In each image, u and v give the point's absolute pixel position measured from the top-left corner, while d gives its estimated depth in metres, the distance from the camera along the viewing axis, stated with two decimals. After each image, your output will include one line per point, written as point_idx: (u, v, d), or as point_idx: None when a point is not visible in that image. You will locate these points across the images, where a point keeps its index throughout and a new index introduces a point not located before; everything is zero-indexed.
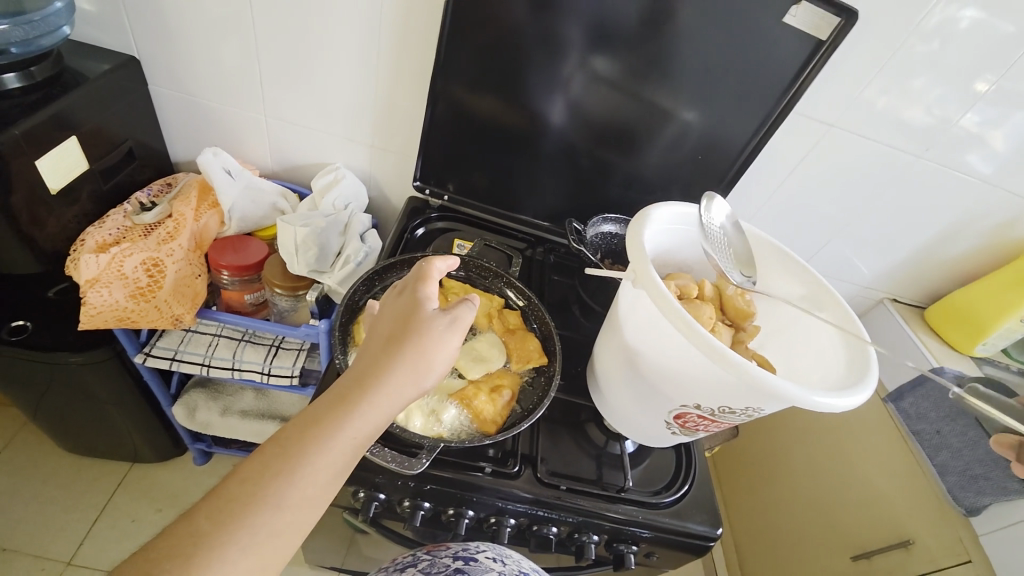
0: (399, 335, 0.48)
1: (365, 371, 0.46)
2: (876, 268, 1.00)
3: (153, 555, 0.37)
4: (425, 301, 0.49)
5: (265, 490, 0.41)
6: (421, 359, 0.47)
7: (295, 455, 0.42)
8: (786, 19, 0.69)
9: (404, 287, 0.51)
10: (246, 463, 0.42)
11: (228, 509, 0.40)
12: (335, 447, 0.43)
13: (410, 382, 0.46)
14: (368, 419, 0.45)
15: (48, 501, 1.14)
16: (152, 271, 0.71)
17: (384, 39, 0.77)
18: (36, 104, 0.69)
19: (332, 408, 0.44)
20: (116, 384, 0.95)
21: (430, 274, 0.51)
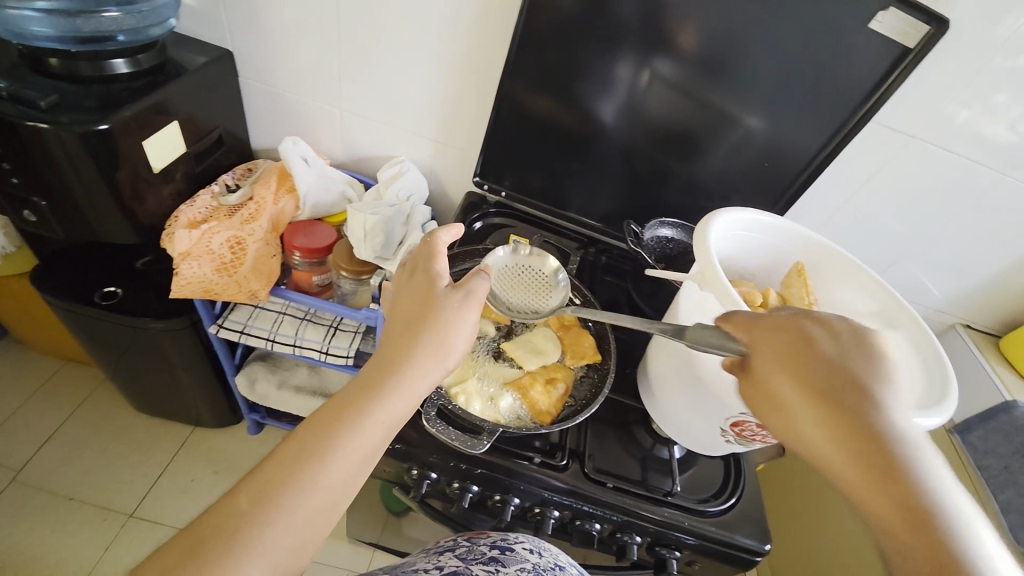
0: (418, 315, 0.49)
1: (389, 353, 0.48)
2: (949, 291, 0.93)
3: (228, 507, 0.40)
4: (437, 279, 0.51)
5: (300, 472, 0.41)
6: (442, 337, 0.48)
7: (327, 437, 0.43)
8: (871, 25, 0.67)
9: (416, 267, 0.52)
10: (280, 449, 0.43)
11: (265, 489, 0.41)
12: (366, 428, 0.44)
13: (434, 360, 0.48)
14: (395, 398, 0.46)
15: (117, 456, 1.23)
16: (235, 248, 0.78)
17: (457, 38, 0.80)
18: (142, 90, 0.75)
19: (360, 391, 0.46)
20: (188, 352, 1.03)
21: (438, 248, 0.53)
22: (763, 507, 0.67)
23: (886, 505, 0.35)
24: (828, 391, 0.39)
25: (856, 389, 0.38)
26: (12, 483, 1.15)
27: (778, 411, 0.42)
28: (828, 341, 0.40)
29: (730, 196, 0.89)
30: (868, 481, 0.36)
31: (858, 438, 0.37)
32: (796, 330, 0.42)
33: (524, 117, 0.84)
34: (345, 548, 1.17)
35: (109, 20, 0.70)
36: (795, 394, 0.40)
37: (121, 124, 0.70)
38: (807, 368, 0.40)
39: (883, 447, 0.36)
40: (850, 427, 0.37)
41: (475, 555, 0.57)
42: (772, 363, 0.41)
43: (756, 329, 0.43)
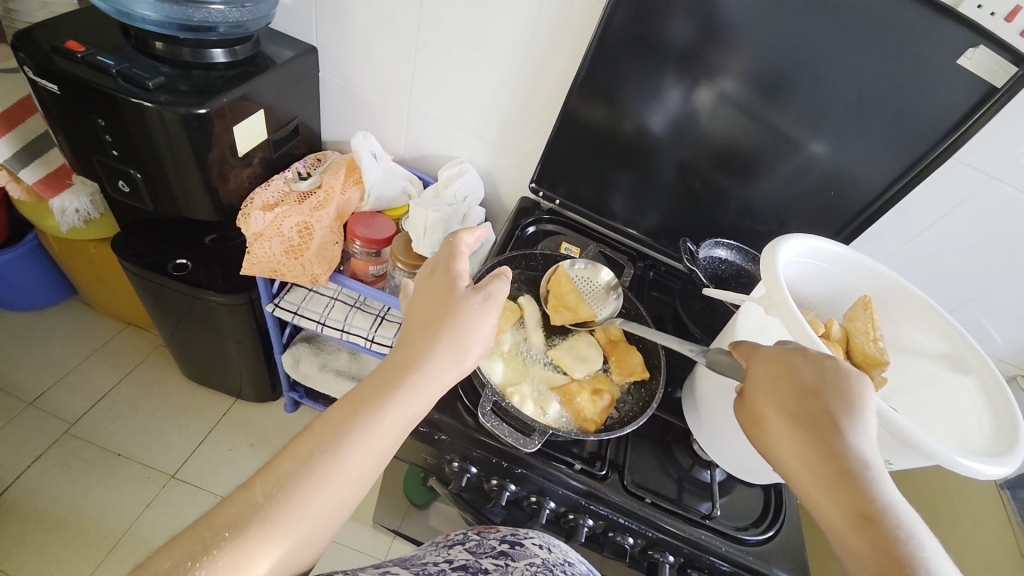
0: (435, 316, 0.51)
1: (407, 353, 0.50)
2: (1014, 341, 0.89)
3: (286, 476, 0.44)
4: (456, 279, 0.53)
5: (315, 466, 0.44)
6: (459, 340, 0.50)
7: (341, 435, 0.45)
8: (959, 62, 0.65)
9: (437, 267, 0.54)
10: (296, 443, 0.46)
11: (280, 483, 0.43)
12: (381, 426, 0.47)
13: (451, 362, 0.50)
14: (410, 398, 0.48)
15: (165, 419, 1.31)
16: (303, 233, 0.83)
17: (531, 49, 0.82)
18: (236, 79, 0.81)
19: (376, 389, 0.48)
20: (243, 326, 1.08)
21: (459, 250, 0.54)
22: (804, 543, 0.65)
23: (848, 521, 0.39)
24: (806, 416, 0.43)
25: (831, 417, 0.43)
26: (70, 433, 1.24)
27: (758, 424, 0.46)
28: (813, 374, 0.45)
29: (787, 223, 0.87)
30: (832, 497, 0.40)
31: (829, 462, 0.41)
32: (790, 362, 0.46)
33: (585, 131, 0.86)
34: (366, 532, 1.20)
35: (216, 12, 0.75)
36: (775, 414, 0.45)
37: (217, 109, 0.75)
38: (785, 393, 0.45)
39: (852, 473, 0.40)
40: (821, 449, 0.42)
41: (485, 549, 0.58)
42: (763, 387, 0.46)
43: (753, 359, 0.48)
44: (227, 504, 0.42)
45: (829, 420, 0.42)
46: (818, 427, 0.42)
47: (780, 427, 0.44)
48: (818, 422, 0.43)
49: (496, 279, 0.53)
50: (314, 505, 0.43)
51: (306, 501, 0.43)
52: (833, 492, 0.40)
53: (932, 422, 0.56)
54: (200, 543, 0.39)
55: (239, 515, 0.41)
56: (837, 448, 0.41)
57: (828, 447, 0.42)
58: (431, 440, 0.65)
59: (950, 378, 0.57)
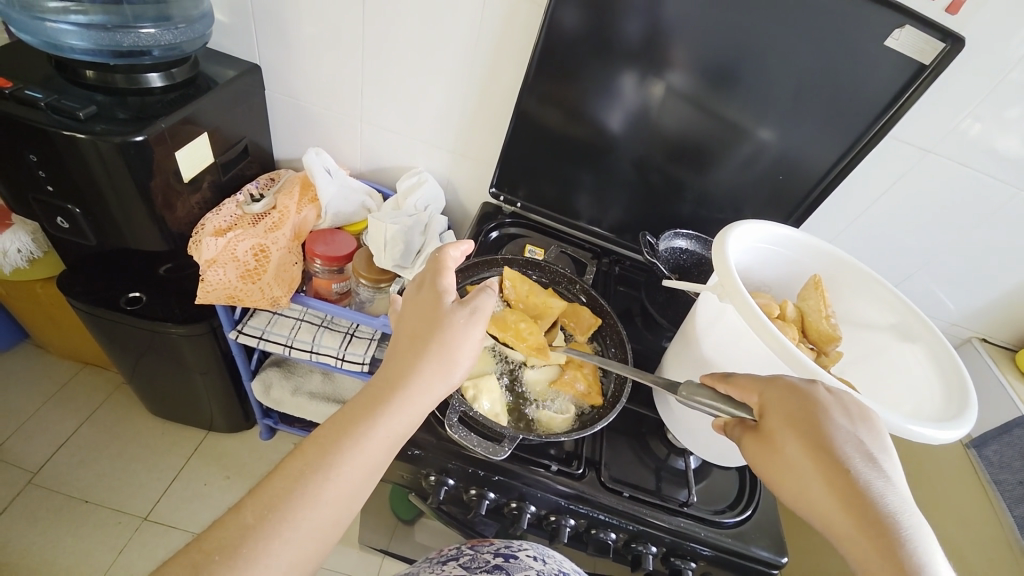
0: (423, 331, 0.51)
1: (394, 369, 0.49)
2: (962, 305, 0.94)
3: (247, 520, 0.41)
4: (443, 294, 0.53)
5: (308, 483, 0.43)
6: (446, 353, 0.50)
7: (332, 453, 0.44)
8: (888, 43, 0.68)
9: (423, 283, 0.54)
10: (286, 463, 0.44)
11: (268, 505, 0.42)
12: (369, 442, 0.46)
13: (439, 376, 0.50)
14: (400, 414, 0.48)
15: (133, 459, 1.25)
16: (259, 255, 0.80)
17: (478, 54, 0.82)
18: (176, 102, 0.78)
19: (365, 406, 0.47)
20: (207, 356, 1.04)
21: (445, 264, 0.54)
22: (779, 520, 0.66)
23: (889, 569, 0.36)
24: (842, 467, 0.42)
25: (851, 455, 0.42)
26: (32, 484, 1.17)
27: (790, 475, 0.44)
28: (832, 413, 0.45)
29: (743, 209, 0.90)
30: (876, 550, 0.37)
31: (868, 523, 0.39)
32: (806, 393, 0.46)
33: (540, 131, 0.86)
34: (356, 556, 1.17)
35: (147, 36, 0.74)
36: (796, 448, 0.44)
37: (156, 135, 0.73)
38: (807, 432, 0.44)
39: (894, 536, 0.37)
40: (859, 498, 0.40)
41: (478, 563, 0.57)
42: (782, 420, 0.45)
43: (763, 391, 0.47)
44: (206, 535, 0.40)
45: (856, 471, 0.41)
46: (848, 478, 0.41)
47: (804, 466, 0.43)
48: (851, 470, 0.41)
49: (482, 293, 0.53)
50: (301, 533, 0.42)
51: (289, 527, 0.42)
52: (874, 540, 0.38)
53: (890, 391, 0.58)
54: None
55: (227, 539, 0.40)
56: (865, 489, 0.40)
57: (864, 502, 0.40)
58: (407, 457, 0.64)
59: (899, 347, 0.59)
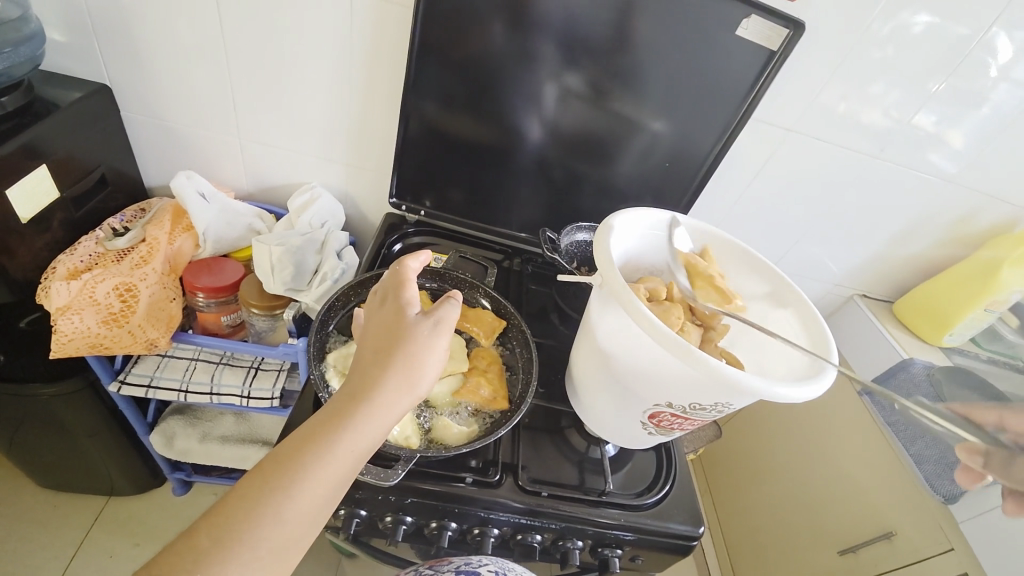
0: (385, 344, 0.47)
1: (356, 383, 0.46)
2: (844, 266, 1.04)
3: None
4: (405, 306, 0.49)
5: (265, 504, 0.41)
6: (410, 366, 0.46)
7: (292, 472, 0.42)
8: (740, 32, 0.73)
9: (387, 295, 0.50)
10: (243, 482, 0.42)
11: (225, 524, 0.40)
12: (332, 461, 0.43)
13: (404, 389, 0.46)
14: (366, 430, 0.44)
15: (16, 542, 1.09)
16: (124, 296, 0.71)
17: (359, 61, 0.79)
18: (5, 133, 0.68)
19: (326, 423, 0.44)
20: (90, 413, 0.93)
21: (407, 277, 0.51)
22: (694, 492, 0.69)
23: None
24: None
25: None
26: None
27: None
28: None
29: (642, 196, 0.93)
30: None
31: None
32: None
33: (434, 136, 0.84)
34: None
35: None
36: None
37: None
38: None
39: None
40: None
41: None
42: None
43: None
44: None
45: None
46: None
47: None
48: None
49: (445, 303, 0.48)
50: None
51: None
52: None
53: (769, 356, 0.60)
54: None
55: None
56: None
57: None
58: None
59: (776, 315, 0.62)
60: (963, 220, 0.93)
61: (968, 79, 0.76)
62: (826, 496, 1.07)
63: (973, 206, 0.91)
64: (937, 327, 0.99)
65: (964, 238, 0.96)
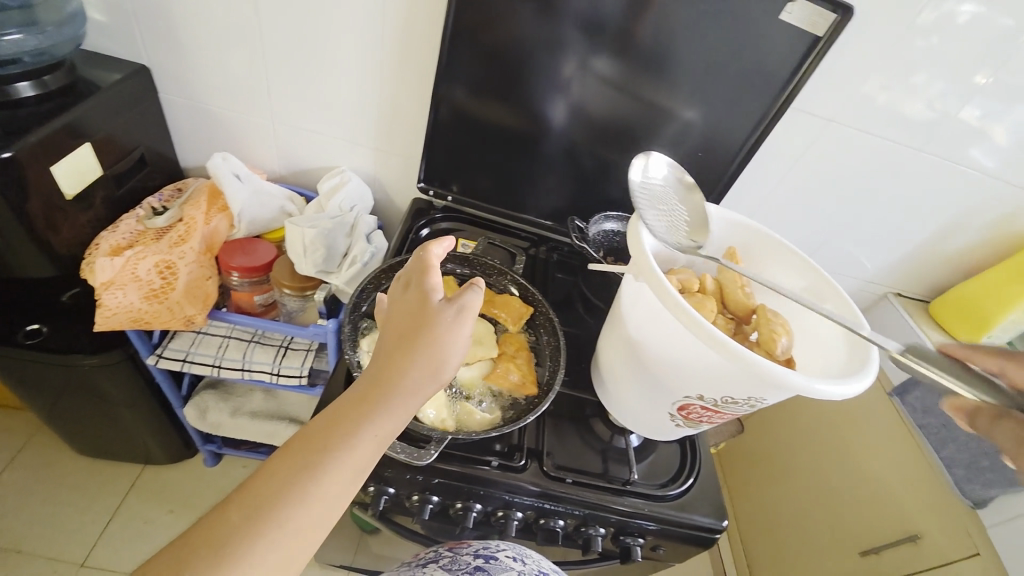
0: (409, 330, 0.47)
1: (380, 369, 0.46)
2: (878, 263, 1.01)
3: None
4: (428, 293, 0.49)
5: (291, 486, 0.41)
6: (434, 353, 0.46)
7: (318, 457, 0.42)
8: (783, 17, 0.70)
9: (410, 281, 0.50)
10: (268, 466, 0.42)
11: (256, 503, 0.40)
12: (357, 447, 0.43)
13: (428, 376, 0.46)
14: (390, 414, 0.44)
15: (60, 504, 1.15)
16: (165, 273, 0.74)
17: (388, 44, 0.79)
18: (51, 112, 0.70)
19: (350, 407, 0.44)
20: (128, 385, 0.96)
21: (430, 262, 0.50)
22: (719, 485, 0.68)
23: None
24: None
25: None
26: None
27: None
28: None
29: None
30: None
31: None
32: None
33: (462, 121, 0.84)
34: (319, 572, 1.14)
35: (11, 43, 0.66)
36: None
37: (26, 151, 0.66)
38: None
39: None
40: None
41: (459, 566, 0.60)
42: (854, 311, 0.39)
43: None
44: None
45: None
46: None
47: None
48: None
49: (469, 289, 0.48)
50: (263, 554, 0.39)
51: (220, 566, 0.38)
52: None
53: (805, 352, 0.60)
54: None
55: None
56: None
57: None
58: None
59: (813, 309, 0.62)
60: (1008, 218, 0.89)
61: (1020, 70, 0.72)
62: (849, 497, 1.05)
63: (1019, 204, 0.87)
64: (973, 327, 0.93)
65: (1009, 237, 0.91)
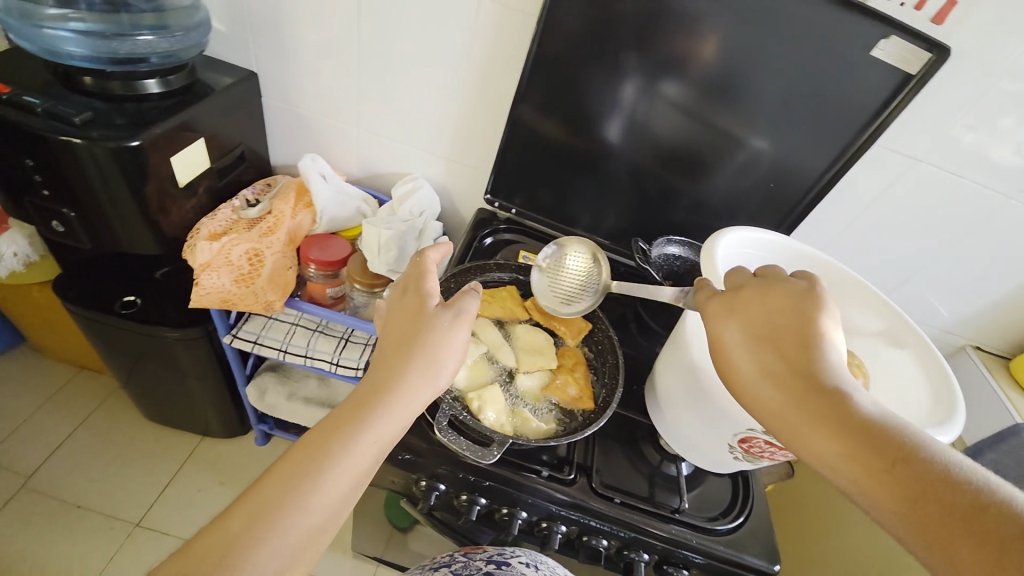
0: (407, 336, 0.49)
1: (380, 374, 0.48)
2: (957, 312, 0.94)
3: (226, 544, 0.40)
4: (426, 298, 0.51)
5: (295, 489, 0.42)
6: (431, 356, 0.49)
7: (317, 460, 0.44)
8: (874, 53, 0.69)
9: (407, 287, 0.52)
10: (270, 471, 0.44)
11: (263, 503, 0.42)
12: (356, 449, 0.45)
13: (426, 379, 0.48)
14: (390, 416, 0.47)
15: (126, 463, 1.24)
16: (253, 260, 0.81)
17: (471, 62, 0.83)
18: (173, 109, 0.79)
19: (350, 412, 0.46)
20: (202, 360, 1.04)
21: (428, 268, 0.53)
22: (772, 527, 0.66)
23: (956, 542, 0.33)
24: None
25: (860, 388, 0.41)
26: (24, 489, 1.17)
27: None
28: (826, 312, 0.44)
29: (737, 215, 0.90)
30: None
31: None
32: None
33: (535, 138, 0.87)
34: (348, 562, 1.16)
35: (144, 43, 0.74)
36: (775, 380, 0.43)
37: (151, 140, 0.74)
38: (804, 344, 0.43)
39: None
40: None
41: (470, 571, 0.57)
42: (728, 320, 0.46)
43: None
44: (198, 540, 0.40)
45: None
46: None
47: None
48: None
49: (466, 294, 0.51)
50: (272, 553, 0.40)
51: (244, 562, 0.39)
52: None
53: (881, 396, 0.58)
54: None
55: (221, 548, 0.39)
56: None
57: None
58: (398, 462, 0.63)
59: (891, 354, 0.59)
60: None
61: None
62: None
63: None
64: None
65: None
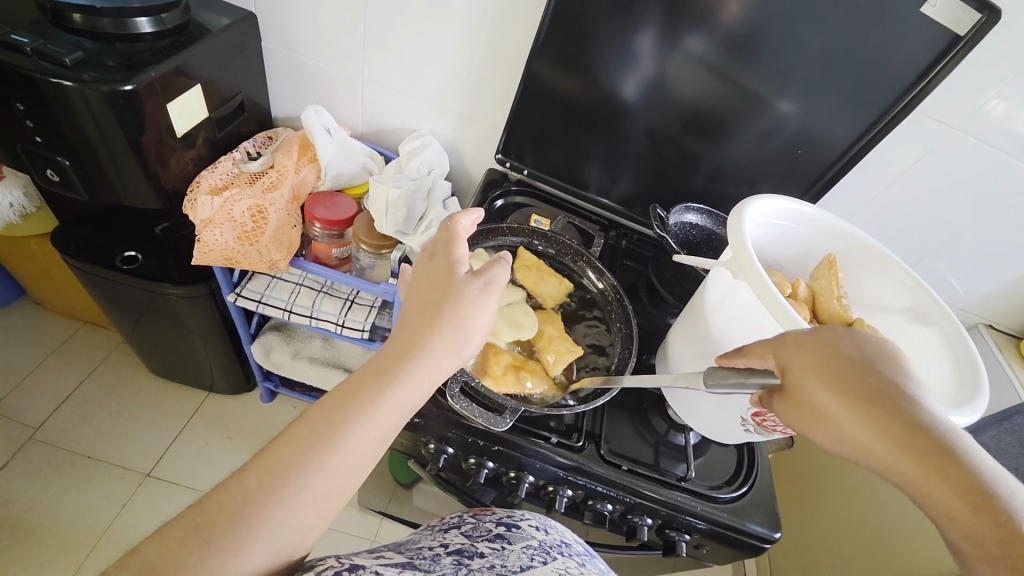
0: (433, 303, 0.48)
1: (404, 341, 0.47)
2: (974, 290, 0.92)
3: (239, 500, 0.39)
4: (456, 265, 0.49)
5: (312, 452, 0.41)
6: (459, 328, 0.47)
7: (336, 423, 0.43)
8: (924, 9, 0.63)
9: (436, 252, 0.50)
10: (291, 429, 0.43)
11: (273, 467, 0.41)
12: (377, 415, 0.44)
13: (451, 349, 0.47)
14: (412, 386, 0.46)
15: (134, 416, 1.26)
16: (257, 217, 0.78)
17: (487, 9, 0.77)
18: (166, 51, 0.74)
19: (372, 377, 0.45)
20: (206, 317, 1.03)
21: (457, 234, 0.50)
22: (773, 496, 0.67)
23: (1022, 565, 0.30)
24: None
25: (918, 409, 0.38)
26: (35, 439, 1.19)
27: None
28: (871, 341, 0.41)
29: (757, 183, 0.86)
30: None
31: None
32: None
33: (550, 95, 0.82)
34: (355, 515, 1.21)
35: None
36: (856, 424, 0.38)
37: (146, 86, 0.69)
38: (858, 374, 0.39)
39: None
40: None
41: (481, 532, 0.55)
42: (803, 370, 0.41)
43: None
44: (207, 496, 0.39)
45: None
46: None
47: None
48: None
49: (496, 264, 0.49)
50: (286, 515, 0.40)
51: (261, 520, 0.39)
52: None
53: None
54: (180, 538, 0.37)
55: (232, 503, 0.39)
56: None
57: None
58: (406, 425, 0.63)
59: (913, 331, 0.58)
60: None
61: None
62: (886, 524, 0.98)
63: None
64: None
65: None
